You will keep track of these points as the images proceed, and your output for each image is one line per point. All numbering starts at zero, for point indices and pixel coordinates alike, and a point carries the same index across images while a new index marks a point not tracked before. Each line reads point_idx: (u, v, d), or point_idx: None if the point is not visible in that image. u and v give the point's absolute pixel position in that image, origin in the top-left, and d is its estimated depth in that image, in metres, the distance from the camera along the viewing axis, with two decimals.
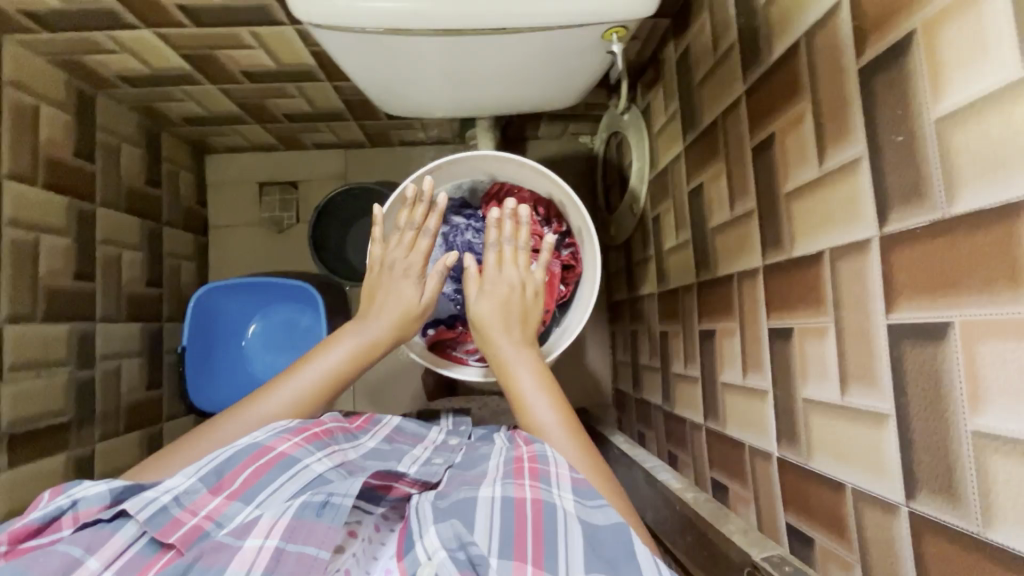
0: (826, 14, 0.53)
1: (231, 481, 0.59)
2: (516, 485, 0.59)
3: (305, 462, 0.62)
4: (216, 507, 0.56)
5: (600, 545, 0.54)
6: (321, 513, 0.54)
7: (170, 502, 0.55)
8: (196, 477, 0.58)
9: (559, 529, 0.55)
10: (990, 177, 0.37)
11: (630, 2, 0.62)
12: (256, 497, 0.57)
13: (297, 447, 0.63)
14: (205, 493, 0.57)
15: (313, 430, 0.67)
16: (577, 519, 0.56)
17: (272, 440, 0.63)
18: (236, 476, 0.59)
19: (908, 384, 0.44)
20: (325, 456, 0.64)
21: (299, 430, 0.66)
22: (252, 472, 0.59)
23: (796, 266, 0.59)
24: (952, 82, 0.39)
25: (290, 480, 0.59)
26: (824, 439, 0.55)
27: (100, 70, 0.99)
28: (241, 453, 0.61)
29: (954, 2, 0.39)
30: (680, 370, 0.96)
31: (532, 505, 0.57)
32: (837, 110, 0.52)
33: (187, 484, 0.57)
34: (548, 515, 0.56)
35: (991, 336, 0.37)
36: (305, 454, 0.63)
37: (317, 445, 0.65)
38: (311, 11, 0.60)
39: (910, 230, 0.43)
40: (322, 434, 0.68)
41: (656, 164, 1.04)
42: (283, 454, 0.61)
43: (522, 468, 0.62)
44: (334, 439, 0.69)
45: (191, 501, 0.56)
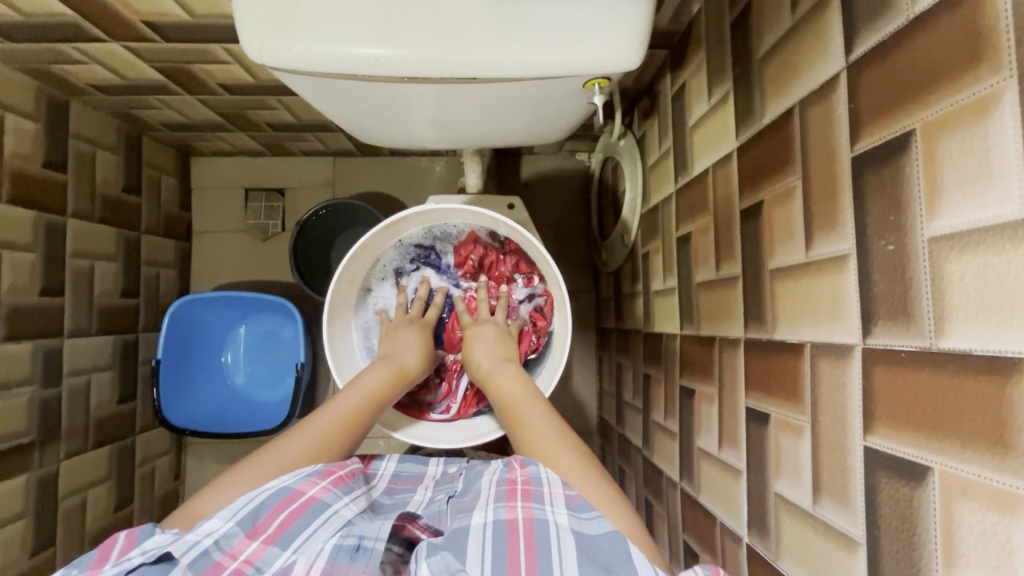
0: (822, 87, 0.48)
1: (266, 525, 0.55)
2: (508, 507, 0.57)
3: (335, 508, 0.59)
4: (255, 551, 0.53)
5: (595, 553, 0.52)
6: (355, 557, 0.52)
7: (211, 545, 0.52)
8: (234, 520, 0.54)
9: (551, 544, 0.52)
10: (983, 321, 0.33)
11: (612, 53, 0.57)
12: (294, 542, 0.54)
13: (326, 492, 0.60)
14: (243, 537, 0.54)
15: (338, 473, 0.64)
16: (570, 530, 0.54)
17: (302, 483, 0.60)
18: (270, 521, 0.56)
19: (881, 517, 0.40)
20: (351, 502, 0.62)
21: (326, 472, 0.63)
22: (287, 516, 0.56)
23: (775, 350, 0.55)
24: (952, 201, 0.34)
25: (322, 525, 0.56)
26: (793, 543, 0.51)
27: (72, 79, 0.95)
28: (273, 498, 0.58)
29: (960, 111, 0.34)
30: (660, 419, 0.92)
31: (524, 523, 0.55)
32: (827, 195, 0.47)
33: (227, 527, 0.54)
34: (540, 532, 0.53)
35: (971, 497, 0.33)
36: (334, 499, 0.60)
37: (343, 489, 0.62)
38: (266, 51, 0.55)
39: (894, 352, 0.39)
40: (347, 477, 0.65)
41: (648, 199, 0.99)
42: (315, 499, 0.59)
43: (515, 490, 0.60)
44: (356, 482, 0.66)
45: (230, 546, 0.53)
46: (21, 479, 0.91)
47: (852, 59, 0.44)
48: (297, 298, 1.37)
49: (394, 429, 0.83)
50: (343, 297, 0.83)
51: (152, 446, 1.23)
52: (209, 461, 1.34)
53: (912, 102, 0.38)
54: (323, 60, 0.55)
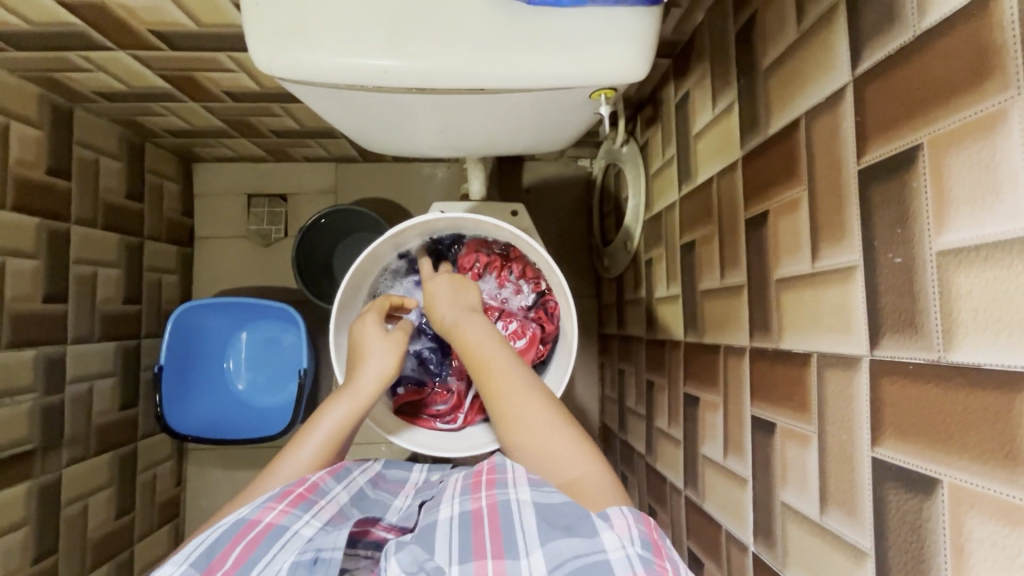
0: (828, 100, 0.48)
1: (223, 561, 0.52)
2: (473, 498, 0.57)
3: (294, 529, 0.57)
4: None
5: (555, 516, 0.52)
6: (314, 569, 0.51)
7: None
8: (187, 562, 0.51)
9: (513, 519, 0.52)
10: (992, 335, 0.33)
11: (618, 65, 0.57)
12: (252, 571, 0.51)
13: (284, 514, 0.58)
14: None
15: (297, 491, 0.62)
16: (531, 503, 0.54)
17: (257, 511, 0.58)
18: (226, 556, 0.53)
19: (889, 528, 0.40)
20: (313, 518, 0.60)
21: (284, 494, 0.61)
22: (245, 545, 0.54)
23: (782, 360, 0.55)
24: (959, 215, 0.35)
25: (281, 549, 0.54)
26: (799, 553, 0.51)
27: (76, 86, 0.95)
28: (227, 532, 0.55)
29: (967, 126, 0.34)
30: (663, 426, 0.92)
31: (489, 509, 0.55)
32: (833, 207, 0.47)
33: (179, 571, 0.50)
34: (503, 513, 0.53)
35: (980, 510, 0.33)
36: (293, 520, 0.58)
37: (304, 507, 0.61)
38: (275, 61, 0.55)
39: (901, 364, 0.39)
40: (307, 492, 0.63)
41: (651, 206, 0.99)
42: (272, 524, 0.57)
43: (480, 481, 0.60)
44: (321, 493, 0.64)
45: None
46: (23, 487, 0.91)
47: (859, 73, 0.44)
48: (298, 304, 1.37)
49: (398, 439, 0.82)
50: (348, 307, 0.83)
51: (153, 453, 1.23)
52: (210, 467, 1.34)
53: (920, 116, 0.38)
54: (331, 71, 0.56)
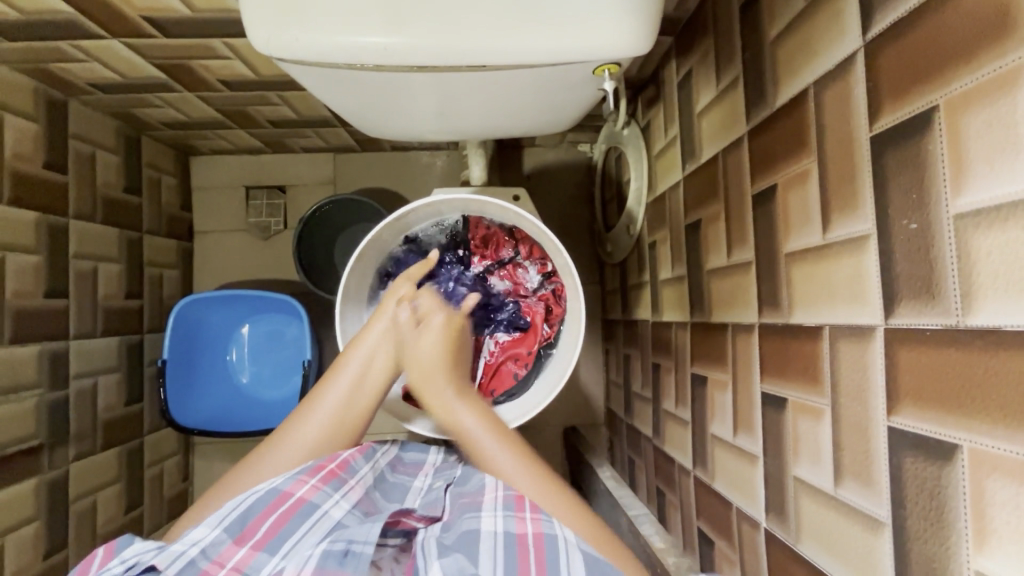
0: (838, 67, 0.47)
1: (254, 530, 0.54)
2: (517, 518, 0.57)
3: (324, 509, 0.58)
4: (242, 558, 0.52)
5: (600, 565, 0.51)
6: (344, 562, 0.51)
7: (198, 555, 0.51)
8: (221, 527, 0.54)
9: (559, 558, 0.52)
10: (1013, 296, 0.32)
11: (622, 39, 0.56)
12: (281, 548, 0.53)
13: (315, 491, 0.59)
14: (230, 543, 0.53)
15: (328, 468, 0.63)
16: (577, 546, 0.53)
17: (290, 484, 0.59)
18: (258, 526, 0.55)
19: (907, 496, 0.40)
20: (342, 499, 0.61)
21: (316, 469, 0.62)
22: (276, 520, 0.55)
23: (792, 334, 0.55)
24: (976, 176, 0.34)
25: (310, 529, 0.56)
26: (813, 526, 0.51)
27: (70, 78, 0.94)
28: (262, 500, 0.57)
29: (986, 83, 0.34)
30: (670, 408, 0.92)
31: (534, 538, 0.54)
32: (844, 176, 0.47)
33: (213, 535, 0.53)
34: (548, 545, 0.53)
35: (1002, 473, 0.33)
36: (324, 498, 0.59)
37: (334, 485, 0.61)
38: (273, 42, 0.54)
39: (918, 330, 0.39)
40: (338, 470, 0.64)
41: (654, 187, 0.99)
42: (303, 500, 0.58)
43: (524, 499, 0.60)
44: (351, 471, 0.65)
45: (218, 554, 0.52)
46: (31, 482, 0.91)
47: (870, 37, 0.43)
48: (301, 296, 1.36)
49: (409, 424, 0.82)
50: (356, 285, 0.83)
51: (159, 448, 1.23)
52: (217, 460, 1.34)
53: (936, 77, 0.37)
54: (330, 51, 0.55)
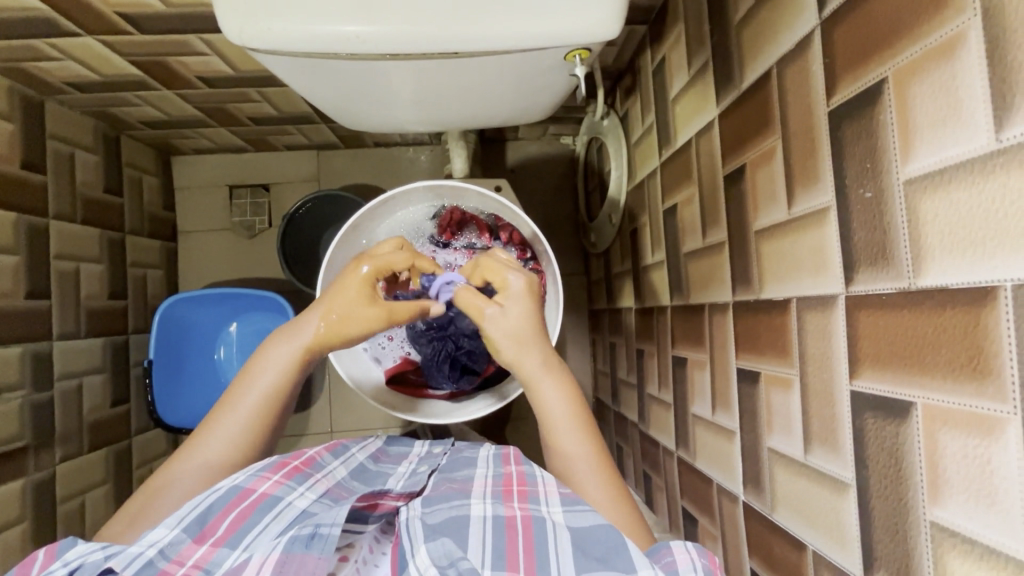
0: (797, 46, 0.49)
1: (215, 528, 0.55)
2: (506, 505, 0.58)
3: (288, 500, 0.59)
4: (202, 555, 0.52)
5: (588, 545, 0.52)
6: (310, 545, 0.52)
7: (155, 555, 0.51)
8: (179, 527, 0.53)
9: (548, 535, 0.53)
10: (958, 255, 0.34)
11: (591, 25, 0.58)
12: (243, 541, 0.54)
13: (278, 485, 0.60)
14: (191, 543, 0.53)
15: (292, 464, 0.64)
16: (565, 527, 0.54)
17: (252, 480, 0.59)
18: (218, 523, 0.55)
19: (869, 456, 0.41)
20: (308, 490, 0.61)
21: (279, 466, 0.63)
22: (236, 516, 0.56)
23: (763, 310, 0.56)
24: (922, 144, 0.36)
25: (273, 519, 0.56)
26: (786, 495, 0.53)
27: (46, 77, 0.93)
28: (222, 499, 0.57)
29: (929, 52, 0.35)
30: (655, 393, 0.93)
31: (522, 519, 0.56)
32: (806, 152, 0.48)
33: (171, 536, 0.52)
34: (538, 528, 0.54)
35: (951, 426, 0.34)
36: (287, 491, 0.60)
37: (299, 479, 0.62)
38: (245, 33, 0.55)
39: (877, 294, 0.40)
40: (303, 465, 0.65)
41: (633, 176, 1.00)
42: (265, 495, 0.58)
43: (511, 490, 0.61)
44: (317, 467, 0.66)
45: (177, 553, 0.51)
46: (17, 484, 0.90)
47: (825, 16, 0.45)
48: (287, 294, 1.36)
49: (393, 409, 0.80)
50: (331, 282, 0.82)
51: (147, 448, 1.23)
52: None
53: (884, 48, 0.39)
54: (303, 39, 0.55)
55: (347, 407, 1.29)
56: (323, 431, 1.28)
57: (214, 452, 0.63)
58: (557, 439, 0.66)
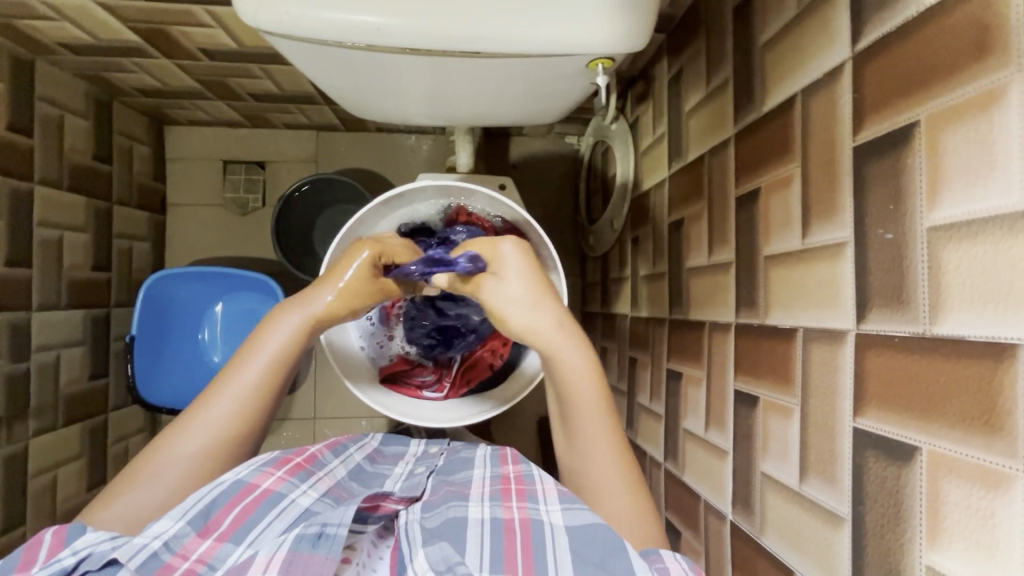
0: (824, 77, 0.49)
1: (219, 522, 0.54)
2: (505, 507, 0.59)
3: (291, 497, 0.58)
4: (206, 549, 0.51)
5: (588, 550, 0.51)
6: (317, 544, 0.51)
7: (160, 548, 0.50)
8: (184, 520, 0.52)
9: (547, 540, 0.53)
10: (978, 309, 0.34)
11: (617, 34, 0.56)
12: (247, 537, 0.53)
13: (282, 481, 0.59)
14: (195, 536, 0.52)
15: (295, 460, 0.63)
16: (564, 529, 0.54)
17: (255, 475, 0.59)
18: (222, 518, 0.54)
19: (868, 494, 0.42)
20: (310, 488, 0.60)
21: (281, 461, 0.62)
22: (240, 511, 0.55)
23: (766, 336, 0.56)
24: (950, 193, 0.36)
25: (277, 516, 0.55)
26: (777, 520, 0.53)
27: (38, 36, 0.89)
28: (225, 493, 0.56)
29: (965, 103, 0.35)
30: (645, 402, 0.93)
31: (520, 521, 0.56)
32: (825, 185, 0.48)
33: (176, 529, 0.51)
34: (536, 529, 0.55)
35: (955, 475, 0.35)
36: (290, 487, 0.59)
37: (302, 476, 0.61)
38: (262, 15, 0.53)
39: (888, 335, 0.40)
40: (305, 463, 0.64)
41: (638, 184, 1.00)
42: (269, 490, 0.58)
43: (509, 491, 0.62)
44: (319, 465, 0.65)
45: (181, 546, 0.51)
46: None
47: (857, 51, 0.45)
48: (276, 276, 1.33)
49: (386, 410, 0.78)
50: None
51: (124, 425, 1.20)
52: None
53: (917, 90, 0.39)
54: (321, 27, 0.54)
55: (332, 394, 1.27)
56: (306, 417, 1.27)
57: (208, 424, 0.61)
58: (577, 430, 0.64)
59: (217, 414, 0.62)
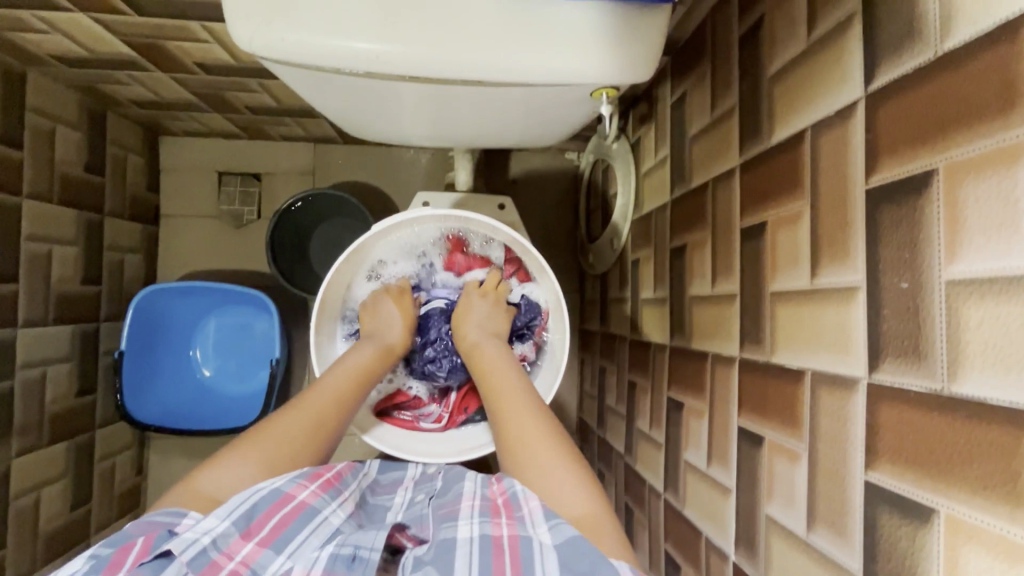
0: (836, 115, 0.47)
1: (260, 527, 0.53)
2: (494, 523, 0.55)
3: (325, 515, 0.58)
4: (250, 553, 0.51)
5: (575, 559, 0.49)
6: (353, 566, 0.50)
7: (209, 544, 0.50)
8: (229, 519, 0.52)
9: (534, 554, 0.50)
10: (999, 371, 0.33)
11: (623, 65, 0.55)
12: (287, 547, 0.53)
13: (315, 496, 0.59)
14: (238, 537, 0.52)
15: (326, 477, 0.63)
16: (553, 545, 0.50)
17: (292, 485, 0.58)
18: (262, 523, 0.54)
19: (880, 552, 0.40)
20: (339, 507, 0.61)
21: (315, 476, 0.62)
22: (279, 520, 0.55)
23: (773, 374, 0.55)
24: (970, 248, 0.34)
25: (312, 533, 0.55)
26: (783, 567, 0.52)
27: (30, 48, 0.87)
28: (266, 499, 0.56)
29: (987, 155, 0.34)
30: (644, 428, 0.92)
31: (509, 538, 0.52)
32: (836, 225, 0.47)
33: (222, 527, 0.52)
34: (523, 545, 0.51)
35: (976, 543, 0.33)
36: (323, 504, 0.59)
37: (332, 493, 0.62)
38: (257, 40, 0.52)
39: (903, 389, 0.39)
40: (334, 480, 0.64)
41: (639, 206, 0.99)
42: (305, 504, 0.57)
43: (499, 508, 0.58)
44: (344, 484, 0.66)
45: (227, 545, 0.51)
46: None
47: (871, 90, 0.43)
48: (270, 290, 1.31)
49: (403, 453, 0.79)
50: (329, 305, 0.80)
51: (111, 442, 1.17)
52: (174, 457, 1.29)
53: (936, 137, 0.37)
54: (320, 53, 0.52)
55: None
56: None
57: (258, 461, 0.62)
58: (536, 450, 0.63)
59: (292, 422, 0.66)
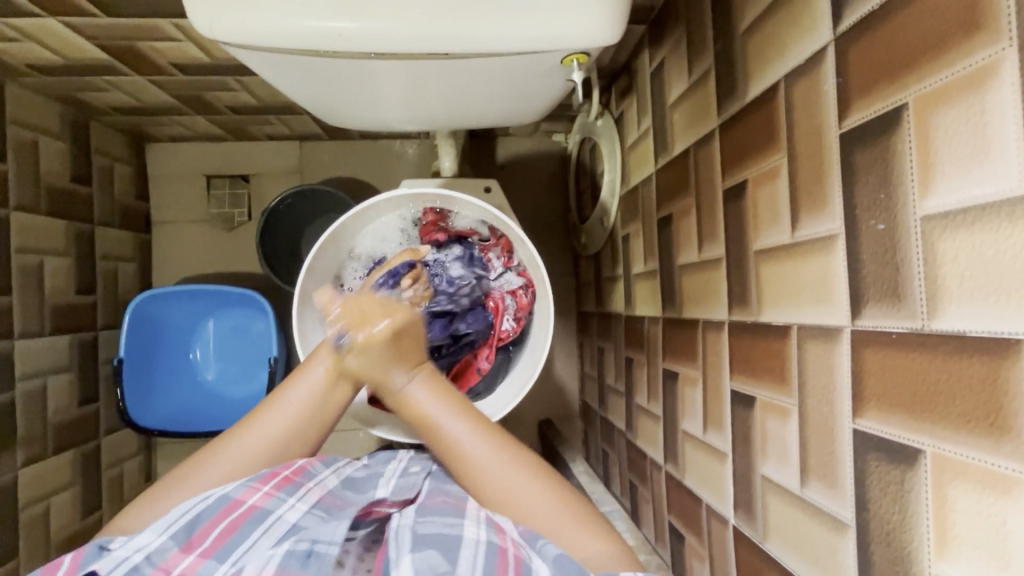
0: (808, 62, 0.46)
1: (203, 537, 0.55)
2: (501, 533, 0.56)
3: (278, 514, 0.59)
4: (189, 565, 0.53)
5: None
6: (307, 563, 0.51)
7: (141, 561, 0.53)
8: (167, 534, 0.55)
9: None
10: (978, 302, 0.32)
11: (591, 28, 0.54)
12: (229, 555, 0.54)
13: (268, 497, 0.60)
14: (178, 551, 0.54)
15: (283, 474, 0.62)
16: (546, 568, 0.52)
17: (242, 490, 0.59)
18: (206, 533, 0.56)
19: (871, 500, 0.40)
20: (299, 501, 0.61)
21: (269, 475, 0.61)
22: (225, 527, 0.56)
23: (761, 333, 0.54)
24: (943, 179, 0.34)
25: (263, 534, 0.57)
26: (780, 524, 0.51)
27: (5, 58, 0.87)
28: (211, 507, 0.58)
29: (954, 84, 0.33)
30: (643, 403, 0.91)
31: (515, 557, 0.52)
32: (814, 175, 0.46)
33: (159, 542, 0.54)
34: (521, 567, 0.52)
35: (962, 481, 0.33)
36: (277, 503, 0.59)
37: (289, 490, 0.61)
38: (217, 25, 0.51)
39: (884, 332, 0.38)
40: (294, 475, 0.63)
41: (626, 180, 0.98)
42: (255, 507, 0.58)
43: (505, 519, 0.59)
44: (309, 475, 0.65)
45: (163, 560, 0.53)
46: None
47: (840, 33, 0.42)
48: (265, 291, 1.31)
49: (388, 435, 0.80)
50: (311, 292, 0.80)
51: (117, 450, 1.18)
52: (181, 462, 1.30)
53: (905, 71, 0.36)
54: (281, 34, 0.52)
55: None
56: None
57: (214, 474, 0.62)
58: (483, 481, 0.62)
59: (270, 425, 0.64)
